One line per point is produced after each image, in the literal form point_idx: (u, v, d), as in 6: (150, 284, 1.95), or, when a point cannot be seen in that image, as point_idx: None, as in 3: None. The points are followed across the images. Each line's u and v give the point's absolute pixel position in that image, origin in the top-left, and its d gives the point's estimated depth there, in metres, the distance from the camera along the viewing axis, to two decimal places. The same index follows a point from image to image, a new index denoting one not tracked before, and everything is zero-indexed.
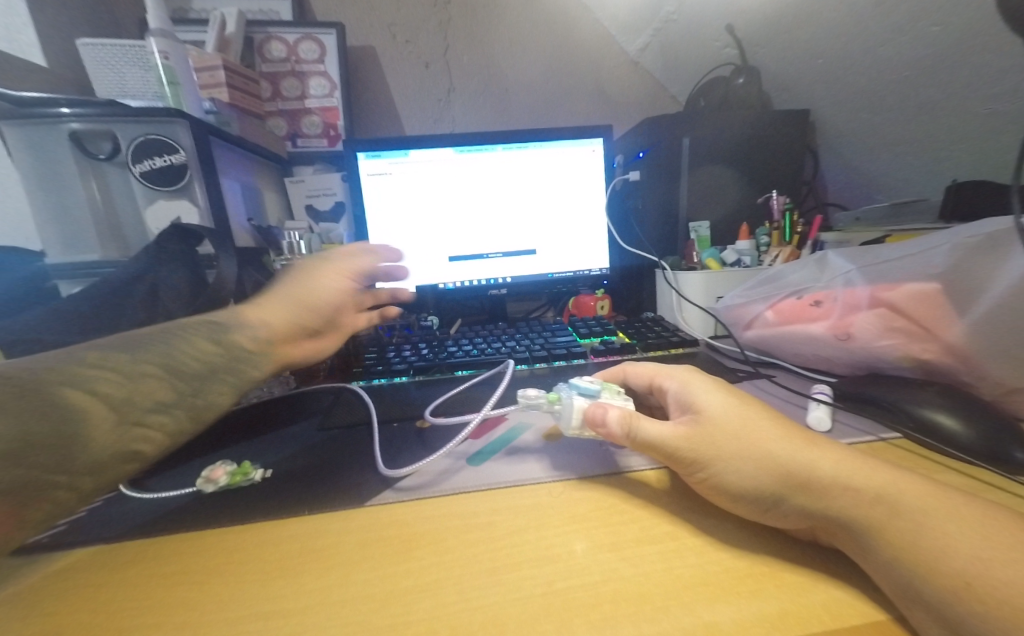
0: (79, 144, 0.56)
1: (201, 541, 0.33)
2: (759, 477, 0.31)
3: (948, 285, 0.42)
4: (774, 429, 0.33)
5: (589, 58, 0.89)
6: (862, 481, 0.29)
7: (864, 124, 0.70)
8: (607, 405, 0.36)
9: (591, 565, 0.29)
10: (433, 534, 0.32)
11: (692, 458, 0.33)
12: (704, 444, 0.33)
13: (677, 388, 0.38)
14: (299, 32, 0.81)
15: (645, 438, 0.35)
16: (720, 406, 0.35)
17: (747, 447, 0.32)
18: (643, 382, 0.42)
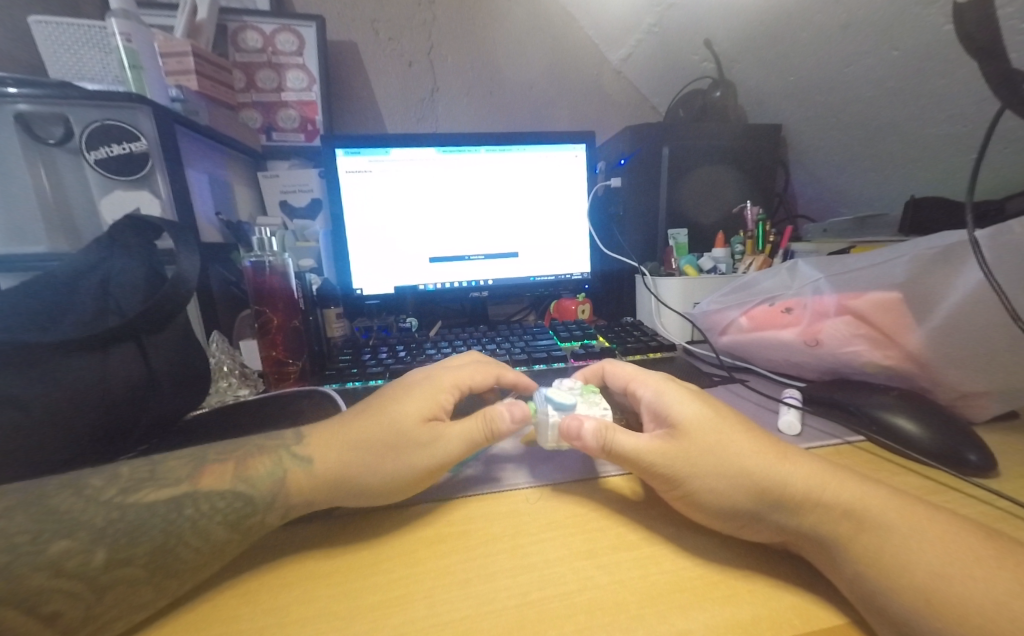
0: (26, 126, 0.52)
1: None
2: (736, 493, 0.30)
3: (908, 294, 0.43)
4: (750, 445, 0.32)
5: (573, 64, 0.90)
6: (833, 493, 0.30)
7: (834, 139, 0.73)
8: (582, 417, 0.35)
9: (567, 574, 0.28)
10: (403, 546, 0.31)
11: (671, 474, 0.32)
12: (683, 460, 0.32)
13: (651, 396, 0.37)
14: (277, 23, 0.79)
15: (621, 452, 0.33)
16: (697, 417, 0.34)
17: (724, 462, 0.32)
18: (619, 384, 0.42)
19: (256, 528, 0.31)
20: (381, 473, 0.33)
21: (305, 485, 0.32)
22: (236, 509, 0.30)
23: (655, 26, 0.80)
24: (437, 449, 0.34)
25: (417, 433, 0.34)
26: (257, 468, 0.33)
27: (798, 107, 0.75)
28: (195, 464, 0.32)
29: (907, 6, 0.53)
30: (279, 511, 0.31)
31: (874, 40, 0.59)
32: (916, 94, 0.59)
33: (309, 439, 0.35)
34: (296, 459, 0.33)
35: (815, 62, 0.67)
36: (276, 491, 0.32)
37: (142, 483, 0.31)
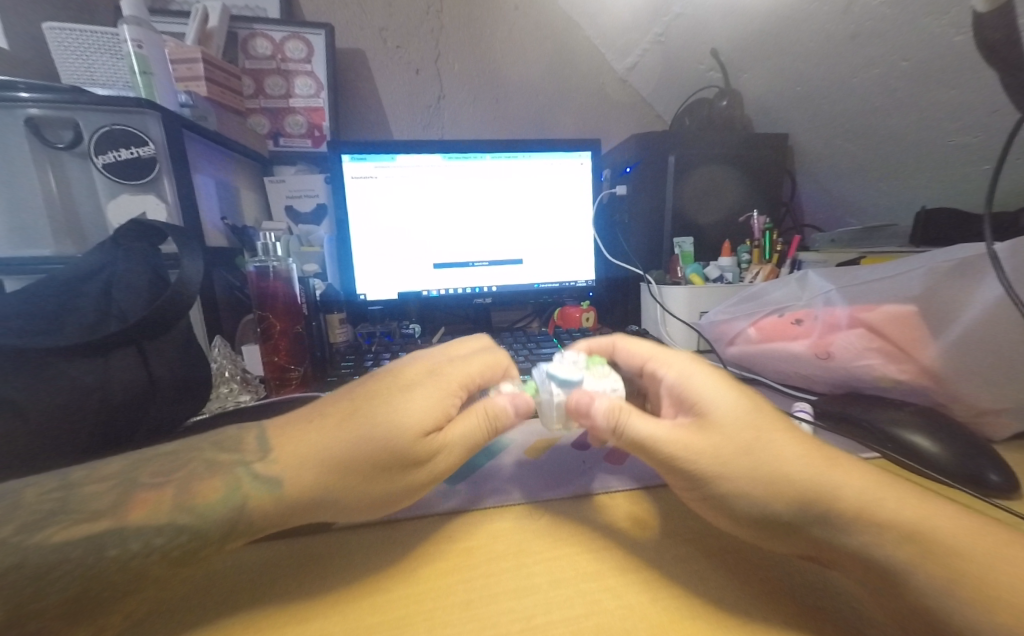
0: (36, 131, 0.52)
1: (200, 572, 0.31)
2: (766, 495, 0.29)
3: (924, 308, 0.42)
4: (797, 451, 0.31)
5: (580, 72, 0.90)
6: (886, 509, 0.29)
7: (842, 148, 0.72)
8: (594, 394, 0.35)
9: (573, 598, 0.27)
10: (427, 562, 0.30)
11: (691, 465, 0.31)
12: (709, 452, 0.31)
13: (673, 382, 0.36)
14: (287, 31, 0.79)
15: (635, 436, 0.33)
16: (732, 411, 0.33)
17: (765, 466, 0.30)
18: (635, 365, 0.41)
19: (209, 556, 0.29)
20: (364, 490, 0.31)
21: (269, 512, 0.30)
22: (181, 542, 0.28)
23: (662, 35, 0.80)
24: (435, 467, 0.33)
25: (417, 451, 0.32)
26: (204, 493, 0.30)
27: (806, 117, 0.75)
28: (122, 491, 0.29)
29: (918, 16, 0.53)
30: (237, 537, 0.29)
31: (884, 50, 0.58)
32: (929, 103, 0.58)
33: (274, 454, 0.32)
34: (257, 482, 0.30)
35: (824, 71, 0.66)
36: (231, 521, 0.29)
37: (54, 516, 0.27)
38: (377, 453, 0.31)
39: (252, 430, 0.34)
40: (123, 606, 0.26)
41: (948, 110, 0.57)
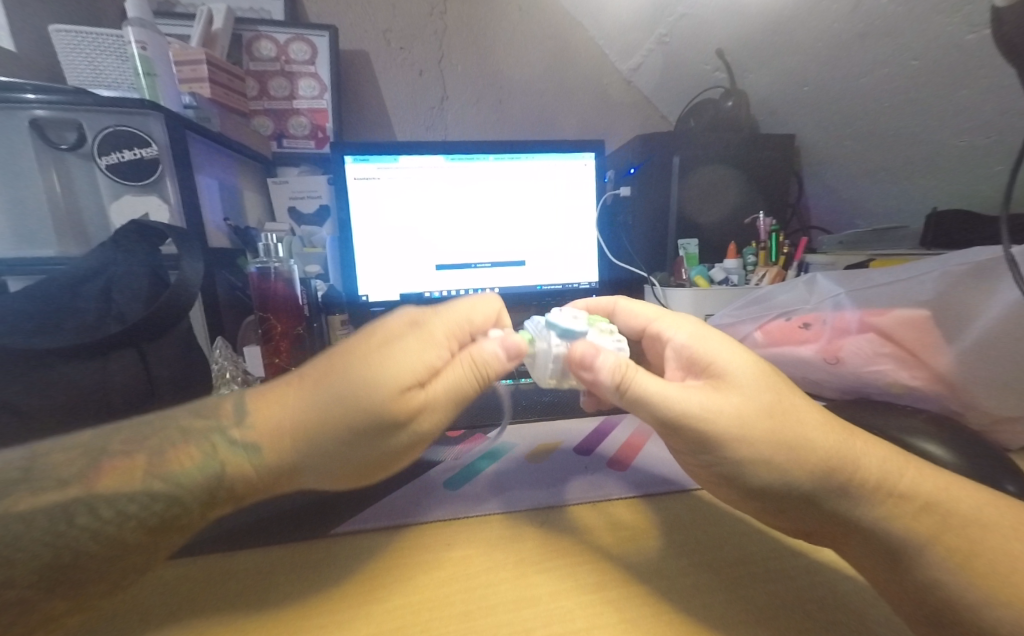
0: (40, 132, 0.52)
1: (217, 566, 0.31)
2: (782, 461, 0.29)
3: (937, 311, 0.41)
4: (817, 418, 0.31)
5: (584, 73, 0.89)
6: (905, 485, 0.29)
7: (850, 150, 0.71)
8: (599, 348, 0.33)
9: (574, 611, 0.27)
10: (435, 562, 0.30)
11: (704, 426, 0.30)
12: (724, 411, 0.30)
13: (682, 346, 0.36)
14: (291, 33, 0.79)
15: (641, 394, 0.31)
16: (746, 371, 0.32)
17: (788, 430, 0.30)
18: (636, 328, 0.42)
19: (190, 525, 0.29)
20: (340, 452, 0.30)
21: (251, 478, 0.30)
22: (160, 511, 0.28)
23: (667, 36, 0.79)
24: (416, 433, 0.31)
25: (402, 416, 0.30)
26: (179, 459, 0.29)
27: (813, 117, 0.73)
28: (90, 459, 0.29)
29: (930, 14, 0.52)
30: (218, 505, 0.29)
31: (894, 49, 0.57)
32: (941, 103, 0.57)
33: (251, 419, 0.30)
34: (235, 447, 0.30)
35: (831, 71, 0.66)
36: (211, 490, 0.29)
37: (12, 487, 0.26)
38: (358, 417, 0.29)
39: (231, 395, 0.32)
40: (105, 575, 0.27)
41: (961, 111, 0.56)
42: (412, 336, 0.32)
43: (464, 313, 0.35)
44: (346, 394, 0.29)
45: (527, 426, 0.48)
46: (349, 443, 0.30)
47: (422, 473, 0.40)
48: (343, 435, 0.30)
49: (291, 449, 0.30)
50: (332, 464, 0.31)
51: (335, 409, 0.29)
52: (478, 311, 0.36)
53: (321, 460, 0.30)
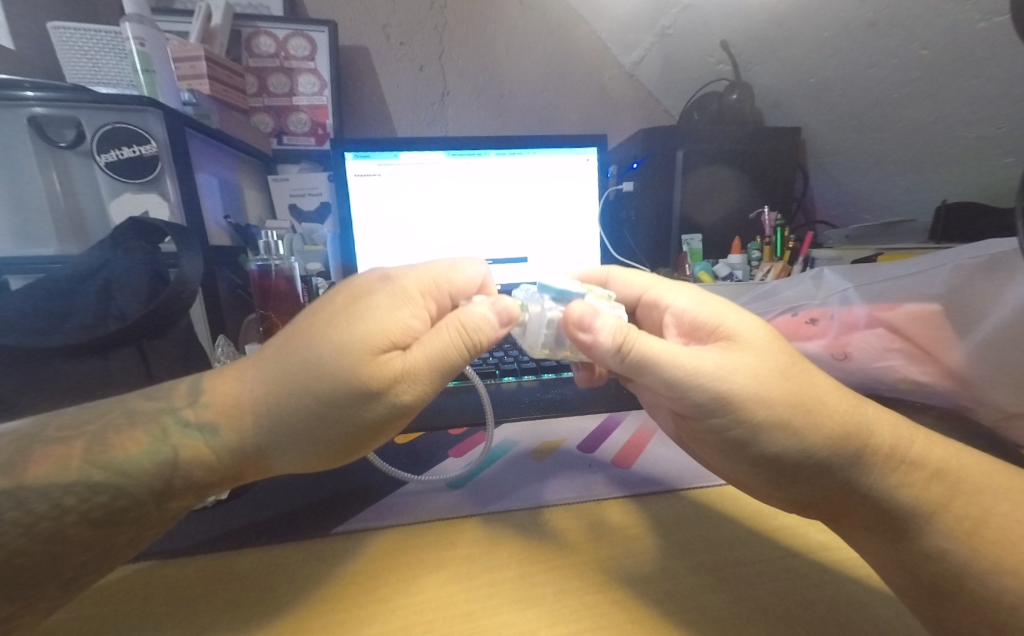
0: (39, 130, 0.52)
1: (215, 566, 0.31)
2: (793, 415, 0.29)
3: (949, 304, 0.41)
4: (830, 384, 0.31)
5: (585, 67, 0.88)
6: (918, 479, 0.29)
7: (856, 143, 0.70)
8: (597, 311, 0.32)
9: (582, 610, 0.26)
10: (435, 560, 0.30)
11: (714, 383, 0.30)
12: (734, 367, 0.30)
13: (684, 311, 0.35)
14: (289, 28, 0.78)
15: (646, 357, 0.30)
16: (758, 334, 0.32)
17: (800, 392, 0.29)
18: (631, 297, 0.41)
19: (145, 517, 0.29)
20: (308, 424, 0.30)
21: (208, 461, 0.30)
22: (108, 504, 0.28)
23: (670, 28, 0.78)
24: (393, 404, 0.31)
25: (376, 385, 0.29)
26: (124, 447, 0.30)
27: (820, 110, 0.72)
28: (23, 448, 0.29)
29: (941, 3, 0.51)
30: (177, 496, 0.30)
31: (905, 38, 0.56)
32: (951, 95, 0.56)
33: (207, 398, 0.31)
34: (182, 428, 0.30)
35: (839, 63, 0.65)
36: (163, 479, 0.29)
37: None
38: (328, 387, 0.29)
39: (184, 379, 0.33)
40: (59, 570, 0.27)
41: (972, 102, 0.55)
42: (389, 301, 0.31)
43: (441, 275, 0.35)
44: (315, 365, 0.29)
45: (530, 424, 0.47)
46: (321, 414, 0.30)
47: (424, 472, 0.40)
48: (314, 406, 0.29)
49: (262, 422, 0.30)
50: (306, 437, 0.30)
51: (303, 379, 0.29)
52: (457, 272, 0.36)
53: (295, 432, 0.30)
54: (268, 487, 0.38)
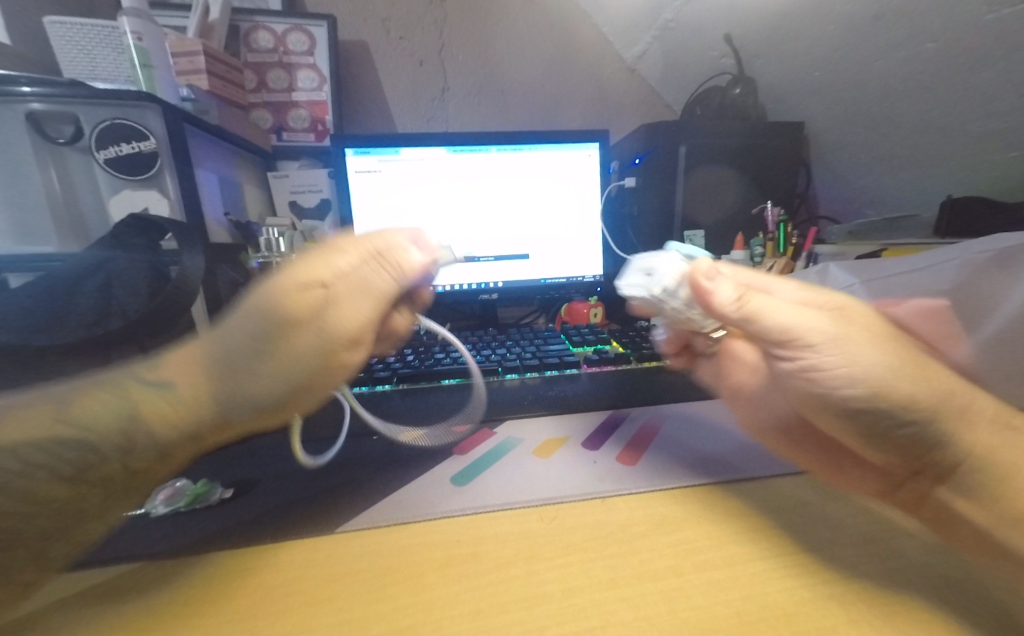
0: (36, 126, 0.51)
1: (215, 564, 0.30)
2: (855, 373, 0.31)
3: (956, 301, 0.41)
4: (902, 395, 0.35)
5: (586, 61, 0.88)
6: None
7: (859, 137, 0.70)
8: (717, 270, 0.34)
9: (588, 608, 0.26)
10: (437, 560, 0.30)
11: (782, 327, 0.33)
12: (806, 318, 0.32)
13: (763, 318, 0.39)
14: (288, 23, 0.78)
15: (761, 306, 0.33)
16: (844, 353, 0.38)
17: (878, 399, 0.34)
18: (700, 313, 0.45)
19: (110, 475, 0.29)
20: (246, 369, 0.32)
21: (167, 415, 0.31)
22: (74, 457, 0.28)
23: (672, 22, 0.78)
24: (316, 346, 0.34)
25: (299, 326, 0.33)
26: (88, 406, 0.30)
27: (823, 104, 0.72)
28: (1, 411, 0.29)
29: None
30: (140, 454, 0.30)
31: (909, 31, 0.56)
32: (956, 88, 0.56)
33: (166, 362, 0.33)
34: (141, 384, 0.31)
35: (843, 56, 0.64)
36: (124, 432, 0.30)
37: None
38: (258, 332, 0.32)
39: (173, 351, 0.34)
40: (31, 542, 0.27)
41: (977, 95, 0.55)
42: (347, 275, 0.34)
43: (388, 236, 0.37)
44: (248, 313, 0.32)
45: (533, 421, 0.47)
46: (260, 358, 0.32)
47: (420, 474, 0.39)
48: (256, 349, 0.32)
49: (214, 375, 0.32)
50: (251, 385, 0.33)
51: (242, 326, 0.32)
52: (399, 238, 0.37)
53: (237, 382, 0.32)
54: (270, 487, 0.38)
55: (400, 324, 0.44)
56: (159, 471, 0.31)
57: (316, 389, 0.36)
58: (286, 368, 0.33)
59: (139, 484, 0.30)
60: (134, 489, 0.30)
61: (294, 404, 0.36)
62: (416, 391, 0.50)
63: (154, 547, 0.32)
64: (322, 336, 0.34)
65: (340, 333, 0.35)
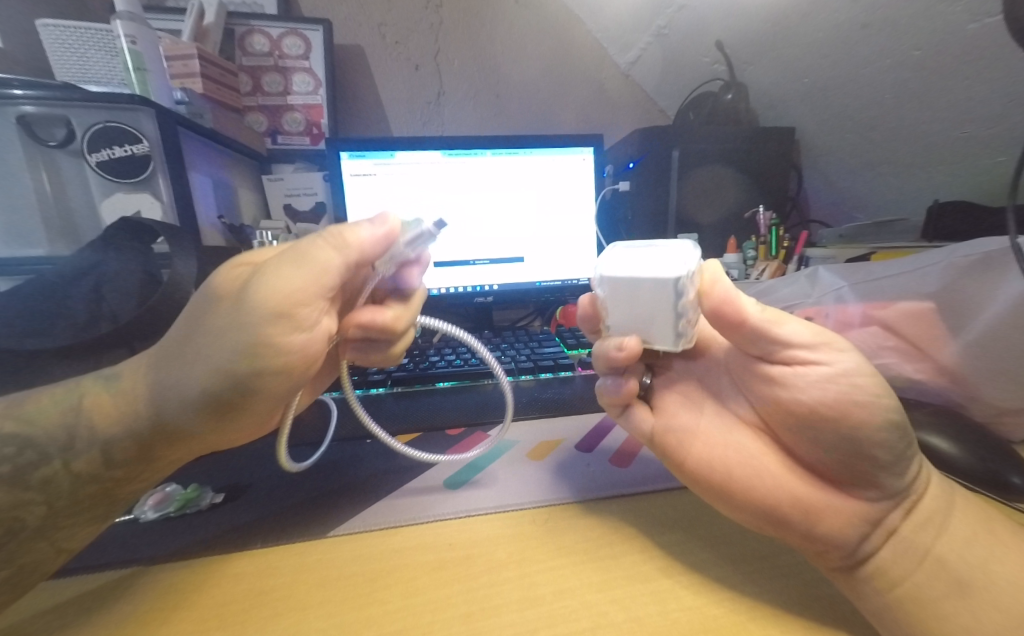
0: (28, 128, 0.51)
1: (206, 569, 0.30)
2: (871, 384, 0.28)
3: (941, 304, 0.41)
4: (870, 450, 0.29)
5: (581, 67, 0.88)
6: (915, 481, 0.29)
7: (848, 142, 0.71)
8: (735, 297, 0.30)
9: (579, 610, 0.26)
10: (427, 564, 0.30)
11: (802, 335, 0.29)
12: (819, 331, 0.30)
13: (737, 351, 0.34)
14: (284, 27, 0.78)
15: (787, 337, 0.29)
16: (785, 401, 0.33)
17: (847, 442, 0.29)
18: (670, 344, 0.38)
19: (53, 477, 0.30)
20: (180, 360, 0.32)
21: (107, 411, 0.32)
22: (14, 459, 0.29)
23: (665, 29, 0.79)
24: (233, 326, 0.32)
25: (217, 304, 0.33)
26: (40, 405, 0.32)
27: (814, 110, 0.73)
28: None
29: (931, 3, 0.51)
30: (81, 455, 0.31)
31: (895, 39, 0.57)
32: (941, 96, 0.57)
33: (120, 370, 0.34)
34: (98, 381, 0.33)
35: (832, 63, 0.65)
36: (67, 431, 0.31)
37: None
38: (190, 317, 0.33)
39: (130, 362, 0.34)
40: None
41: (962, 102, 0.56)
42: (285, 249, 0.35)
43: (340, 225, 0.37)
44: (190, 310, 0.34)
45: (527, 424, 0.47)
46: (193, 347, 0.32)
47: (412, 479, 0.39)
48: (191, 338, 0.32)
49: (157, 373, 0.33)
50: (185, 378, 0.32)
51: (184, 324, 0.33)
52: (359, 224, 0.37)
53: (179, 381, 0.32)
54: (262, 492, 0.38)
55: (396, 324, 0.43)
56: (113, 483, 0.31)
57: (256, 379, 0.33)
58: (209, 350, 0.31)
59: (84, 494, 0.30)
60: (79, 503, 0.30)
61: (235, 401, 0.33)
62: (410, 393, 0.52)
63: (139, 555, 0.31)
64: (243, 311, 0.32)
65: (264, 305, 0.32)
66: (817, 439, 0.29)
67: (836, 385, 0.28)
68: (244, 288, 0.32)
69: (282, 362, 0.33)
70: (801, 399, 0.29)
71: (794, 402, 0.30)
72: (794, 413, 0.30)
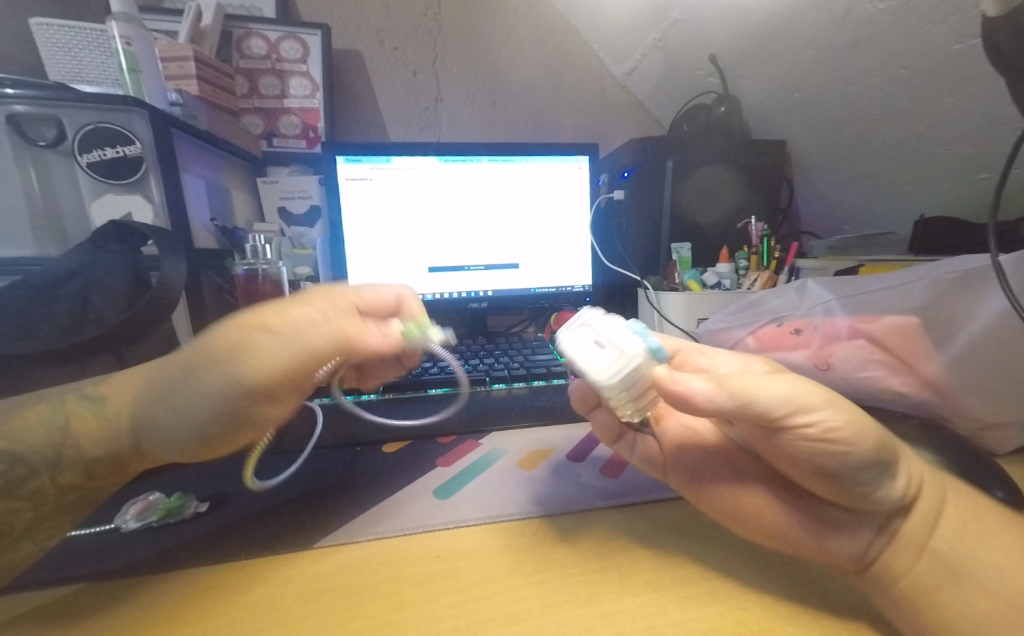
0: (17, 126, 0.51)
1: (187, 582, 0.30)
2: (855, 432, 0.26)
3: (925, 319, 0.42)
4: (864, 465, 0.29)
5: (578, 75, 0.89)
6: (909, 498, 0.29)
7: (839, 156, 0.72)
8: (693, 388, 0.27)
9: (567, 625, 0.26)
10: (416, 578, 0.29)
11: (776, 406, 0.27)
12: (798, 384, 0.27)
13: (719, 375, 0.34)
14: (282, 31, 0.78)
15: (764, 410, 0.27)
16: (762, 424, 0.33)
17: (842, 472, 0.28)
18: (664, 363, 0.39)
19: (40, 490, 0.31)
20: (160, 405, 0.32)
21: (94, 428, 0.32)
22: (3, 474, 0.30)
23: (660, 41, 0.80)
24: (210, 397, 0.32)
25: (197, 372, 0.32)
26: (24, 418, 0.32)
27: (805, 124, 0.74)
28: None
29: (919, 24, 0.52)
30: (67, 469, 0.31)
31: (884, 57, 0.58)
32: (929, 113, 0.58)
33: (100, 383, 0.34)
34: (81, 399, 0.33)
35: (822, 78, 0.66)
36: (54, 449, 0.31)
37: None
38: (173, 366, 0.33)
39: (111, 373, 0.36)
40: None
41: (948, 120, 0.57)
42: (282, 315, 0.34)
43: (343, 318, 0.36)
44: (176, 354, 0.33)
45: (519, 433, 0.48)
46: (171, 399, 0.32)
47: (403, 488, 0.39)
48: (169, 387, 0.32)
49: (140, 402, 0.33)
50: (163, 425, 0.32)
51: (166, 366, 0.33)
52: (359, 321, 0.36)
53: (166, 421, 0.32)
54: (247, 502, 0.37)
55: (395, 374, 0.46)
56: (93, 492, 0.33)
57: (232, 432, 0.34)
58: (185, 406, 0.32)
59: (69, 504, 0.31)
60: (64, 511, 0.31)
61: (211, 445, 0.34)
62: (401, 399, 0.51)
63: (120, 565, 0.31)
64: (222, 384, 0.31)
65: (247, 377, 0.32)
66: (806, 474, 0.29)
67: (815, 439, 0.27)
68: (224, 365, 0.31)
69: (258, 422, 0.35)
70: (785, 450, 0.28)
71: (779, 448, 0.29)
72: (780, 456, 0.29)
